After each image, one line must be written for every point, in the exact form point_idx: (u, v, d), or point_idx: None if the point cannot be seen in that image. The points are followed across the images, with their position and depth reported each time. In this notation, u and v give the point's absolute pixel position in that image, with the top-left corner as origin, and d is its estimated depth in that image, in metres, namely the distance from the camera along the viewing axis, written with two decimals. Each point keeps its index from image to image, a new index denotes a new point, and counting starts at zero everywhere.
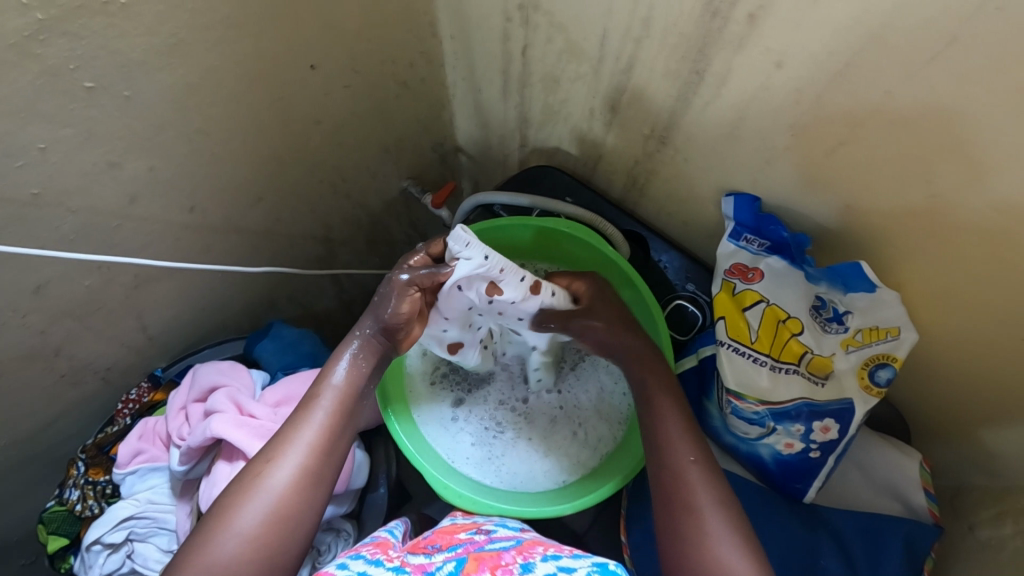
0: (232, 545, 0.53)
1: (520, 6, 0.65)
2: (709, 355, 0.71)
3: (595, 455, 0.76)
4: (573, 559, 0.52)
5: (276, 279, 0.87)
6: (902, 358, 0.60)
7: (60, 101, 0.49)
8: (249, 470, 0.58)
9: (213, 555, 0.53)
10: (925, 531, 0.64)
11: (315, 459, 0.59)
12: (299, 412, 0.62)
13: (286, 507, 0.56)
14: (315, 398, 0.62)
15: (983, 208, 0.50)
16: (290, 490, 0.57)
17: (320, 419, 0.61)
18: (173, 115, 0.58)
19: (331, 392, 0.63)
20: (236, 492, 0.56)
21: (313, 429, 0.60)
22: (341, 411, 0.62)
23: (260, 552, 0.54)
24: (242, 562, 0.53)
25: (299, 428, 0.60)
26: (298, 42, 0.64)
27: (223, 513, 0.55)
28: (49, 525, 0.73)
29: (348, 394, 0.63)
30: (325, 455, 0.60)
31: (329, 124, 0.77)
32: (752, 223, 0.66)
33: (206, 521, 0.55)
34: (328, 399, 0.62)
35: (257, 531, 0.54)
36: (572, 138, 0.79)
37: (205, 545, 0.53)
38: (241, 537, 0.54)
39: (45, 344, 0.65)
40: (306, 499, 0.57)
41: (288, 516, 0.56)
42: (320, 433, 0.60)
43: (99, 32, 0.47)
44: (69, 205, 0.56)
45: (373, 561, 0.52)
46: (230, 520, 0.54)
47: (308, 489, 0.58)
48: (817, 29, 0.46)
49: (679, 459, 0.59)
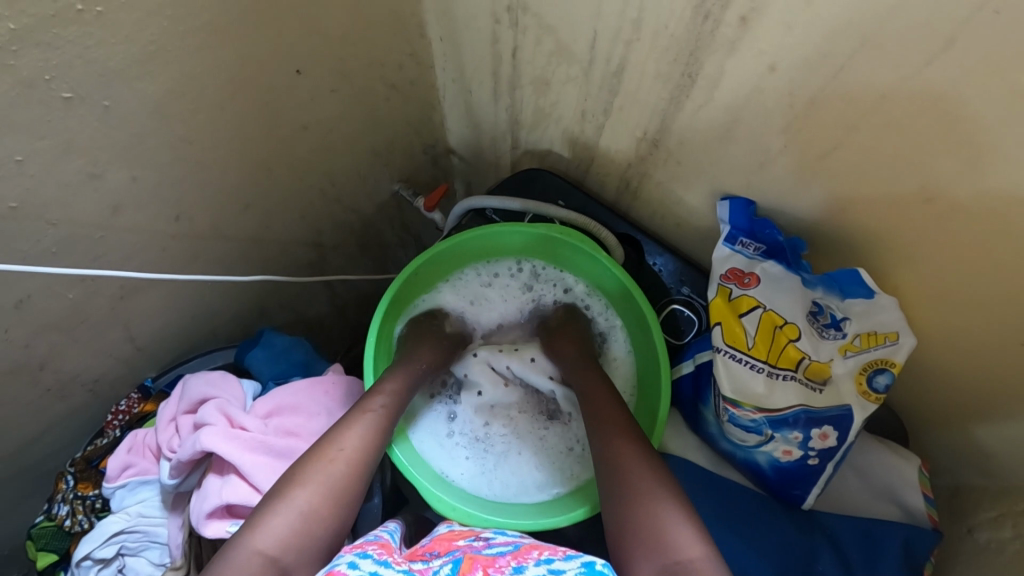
0: (292, 519, 0.55)
1: (509, 8, 0.64)
2: (705, 360, 0.70)
3: (586, 468, 0.76)
4: (564, 561, 0.51)
5: (266, 286, 0.85)
6: (900, 363, 0.59)
7: (35, 112, 0.48)
8: (305, 455, 0.61)
9: (275, 526, 0.54)
10: (923, 537, 0.63)
11: (367, 452, 0.63)
12: (351, 410, 0.66)
13: (340, 490, 0.59)
14: (366, 401, 0.67)
15: (982, 213, 0.49)
16: (344, 475, 0.60)
17: (371, 417, 0.66)
18: (154, 124, 0.56)
19: (380, 397, 0.68)
20: (292, 474, 0.59)
21: (366, 425, 0.65)
22: (389, 410, 0.68)
23: (316, 528, 0.56)
24: (298, 535, 0.55)
25: (354, 420, 0.65)
26: (282, 48, 0.62)
27: (278, 492, 0.57)
28: (38, 541, 0.73)
29: (397, 400, 0.69)
30: (374, 448, 0.64)
31: (317, 129, 0.75)
32: (746, 226, 0.65)
33: (260, 503, 0.57)
34: (378, 398, 0.68)
35: (315, 509, 0.57)
36: (564, 140, 0.78)
37: (265, 515, 0.55)
38: (301, 513, 0.56)
39: (29, 358, 0.63)
40: (358, 486, 0.61)
41: (341, 497, 0.59)
42: (371, 428, 0.65)
43: (74, 41, 0.46)
44: (49, 218, 0.55)
45: (381, 562, 0.51)
46: (288, 496, 0.57)
47: (360, 478, 0.61)
48: (809, 31, 0.45)
49: (621, 478, 0.60)
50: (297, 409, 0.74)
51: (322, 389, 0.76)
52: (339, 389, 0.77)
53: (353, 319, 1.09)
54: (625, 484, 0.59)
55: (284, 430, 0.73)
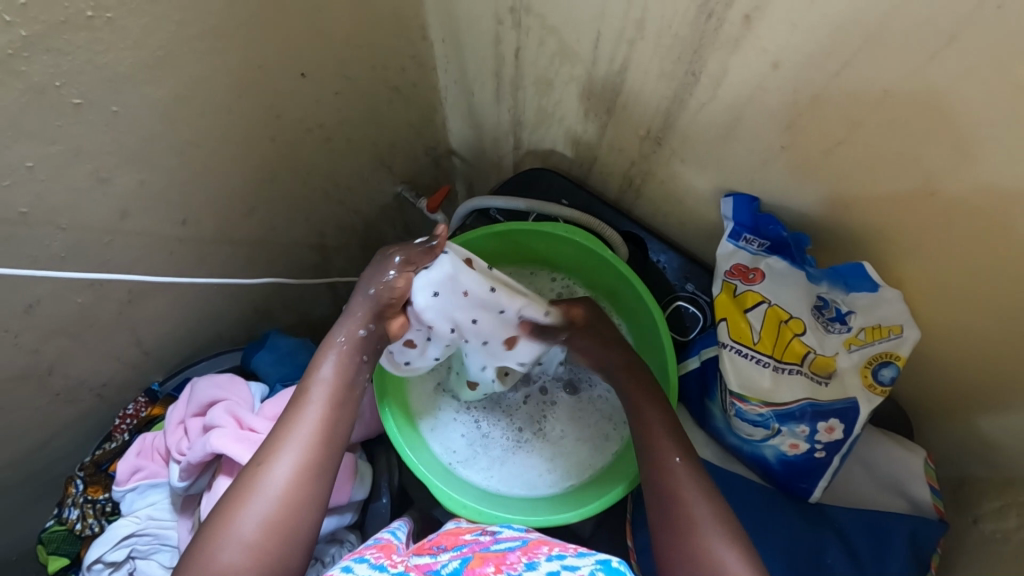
0: (233, 554, 0.53)
1: (511, 9, 0.65)
2: (712, 356, 0.71)
3: (581, 465, 0.75)
4: (576, 557, 0.51)
5: (272, 290, 0.86)
6: (905, 356, 0.60)
7: (46, 116, 0.48)
8: (243, 475, 0.57)
9: (216, 564, 0.53)
10: (930, 527, 0.64)
11: (311, 457, 0.58)
12: (291, 409, 0.60)
13: (284, 513, 0.56)
14: (306, 395, 0.61)
15: (984, 204, 0.49)
16: (286, 495, 0.56)
17: (312, 418, 0.60)
18: (162, 128, 0.57)
19: (321, 387, 0.61)
20: (232, 498, 0.56)
21: (307, 427, 0.59)
22: (333, 405, 0.61)
23: (262, 557, 0.54)
24: (245, 570, 0.53)
25: (292, 429, 0.59)
26: (287, 50, 0.63)
27: (221, 521, 0.55)
28: (49, 545, 0.73)
29: (340, 390, 0.61)
30: (322, 455, 0.59)
31: (322, 131, 0.76)
32: (750, 223, 0.66)
33: (204, 531, 0.55)
34: (318, 395, 0.61)
35: (256, 537, 0.54)
36: (567, 140, 0.78)
37: (204, 554, 0.54)
38: (242, 546, 0.54)
39: (39, 363, 0.64)
40: (305, 499, 0.57)
41: (285, 523, 0.56)
42: (313, 432, 0.59)
43: (85, 47, 0.46)
44: (59, 222, 0.55)
45: (377, 565, 0.51)
46: (228, 528, 0.54)
47: (307, 489, 0.57)
48: (810, 28, 0.46)
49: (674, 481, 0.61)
50: None
51: None
52: None
53: None
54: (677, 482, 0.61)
55: None
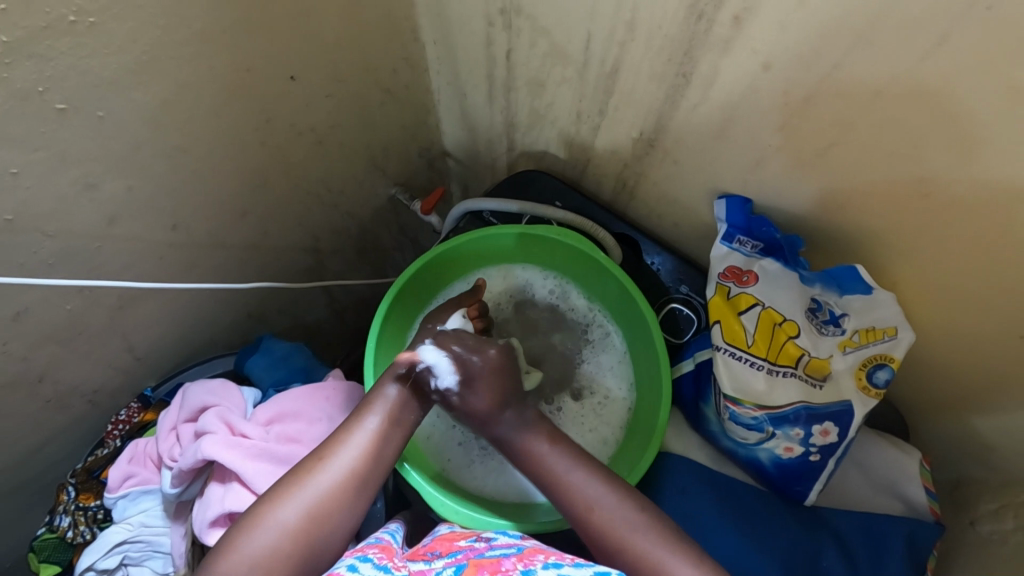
0: (274, 536, 0.56)
1: (502, 11, 0.64)
2: (706, 359, 0.70)
3: None
4: (573, 567, 0.50)
5: (265, 294, 0.85)
6: (899, 358, 0.60)
7: (31, 122, 0.47)
8: (298, 467, 0.61)
9: (256, 542, 0.56)
10: (926, 530, 0.64)
11: (363, 464, 0.62)
12: (353, 415, 0.64)
13: (327, 510, 0.59)
14: (369, 405, 0.64)
15: (980, 206, 0.49)
16: (332, 494, 0.59)
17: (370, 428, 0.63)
18: (149, 134, 0.56)
19: (384, 401, 0.65)
20: (284, 484, 0.60)
21: (365, 434, 0.63)
22: (390, 419, 0.64)
23: (298, 547, 0.57)
24: (279, 555, 0.56)
25: (351, 432, 0.63)
26: (276, 53, 0.62)
27: (271, 500, 0.58)
28: (40, 553, 0.73)
29: (399, 406, 0.65)
30: (372, 464, 0.62)
31: (314, 134, 0.75)
32: (743, 224, 0.64)
33: (253, 506, 0.59)
34: (380, 406, 0.65)
35: (297, 526, 0.57)
36: (560, 141, 0.78)
37: (242, 535, 0.56)
38: (282, 531, 0.57)
39: (28, 371, 0.63)
40: (348, 503, 0.60)
41: (325, 520, 0.59)
42: (369, 440, 0.63)
43: (68, 52, 0.46)
44: (45, 229, 0.54)
45: (381, 566, 0.51)
46: (273, 512, 0.57)
47: (352, 493, 0.60)
48: (801, 28, 0.45)
49: (606, 489, 0.62)
50: (298, 415, 0.73)
51: (323, 396, 0.76)
52: (339, 396, 0.76)
53: (352, 323, 1.09)
54: (615, 492, 0.62)
55: (285, 437, 0.72)
